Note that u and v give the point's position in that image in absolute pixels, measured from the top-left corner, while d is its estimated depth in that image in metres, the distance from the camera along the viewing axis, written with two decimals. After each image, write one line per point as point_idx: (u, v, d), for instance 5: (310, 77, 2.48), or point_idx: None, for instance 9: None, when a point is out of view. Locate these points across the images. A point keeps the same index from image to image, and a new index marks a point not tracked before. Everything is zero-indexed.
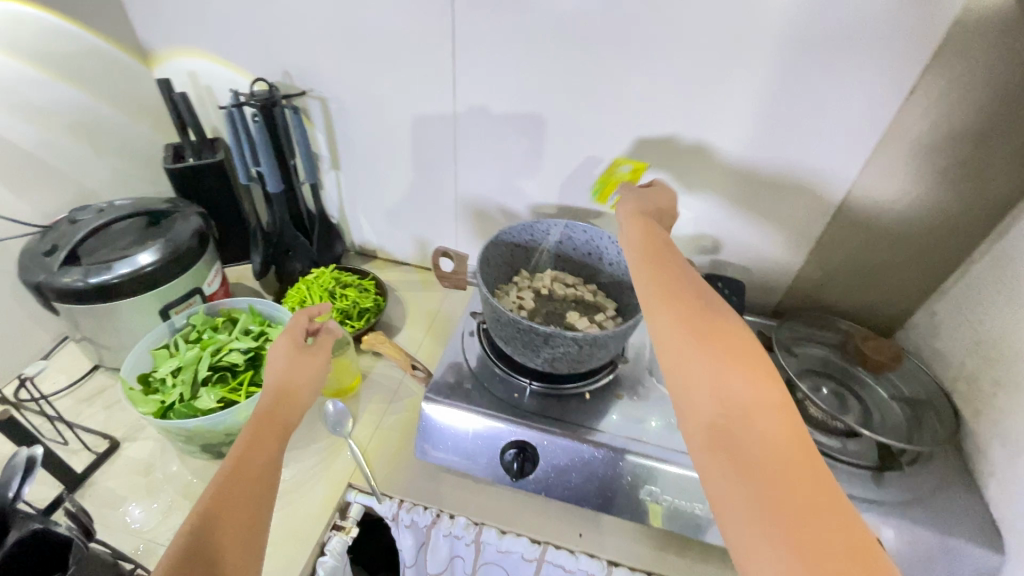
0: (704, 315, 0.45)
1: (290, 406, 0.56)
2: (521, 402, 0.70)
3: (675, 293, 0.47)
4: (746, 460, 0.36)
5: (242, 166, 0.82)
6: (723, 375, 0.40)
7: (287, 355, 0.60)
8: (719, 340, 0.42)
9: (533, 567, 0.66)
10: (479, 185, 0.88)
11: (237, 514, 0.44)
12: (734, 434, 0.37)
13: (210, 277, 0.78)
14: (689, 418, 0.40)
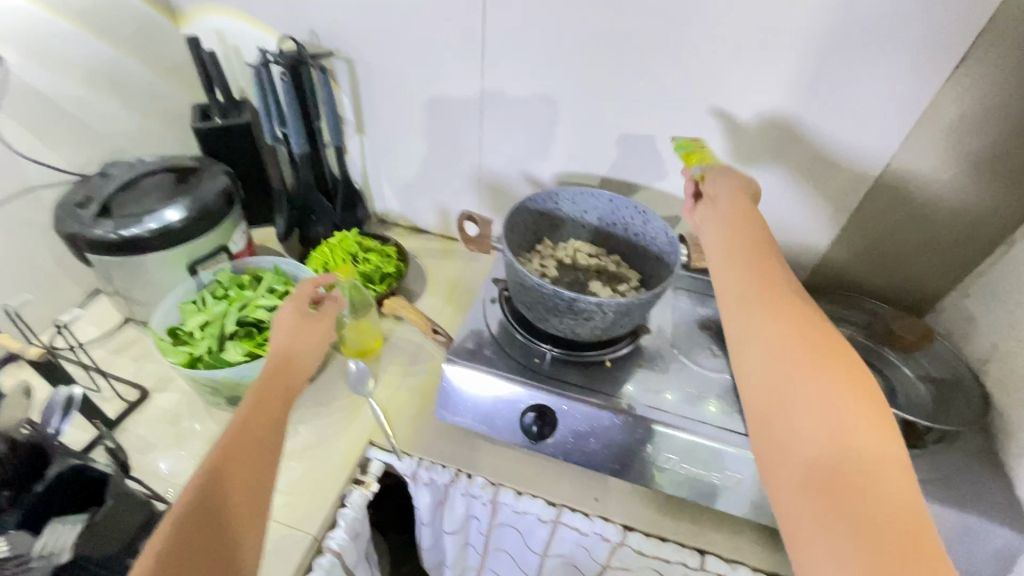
0: (817, 331, 0.45)
1: (293, 371, 0.57)
2: (541, 367, 0.69)
3: (772, 302, 0.48)
4: (838, 474, 0.38)
5: (269, 127, 0.82)
6: (821, 393, 0.41)
7: (293, 320, 0.60)
8: (822, 355, 0.43)
9: (548, 528, 0.67)
10: (504, 152, 0.86)
11: (240, 488, 0.46)
12: (831, 452, 0.38)
13: (235, 235, 0.79)
14: (783, 431, 0.42)
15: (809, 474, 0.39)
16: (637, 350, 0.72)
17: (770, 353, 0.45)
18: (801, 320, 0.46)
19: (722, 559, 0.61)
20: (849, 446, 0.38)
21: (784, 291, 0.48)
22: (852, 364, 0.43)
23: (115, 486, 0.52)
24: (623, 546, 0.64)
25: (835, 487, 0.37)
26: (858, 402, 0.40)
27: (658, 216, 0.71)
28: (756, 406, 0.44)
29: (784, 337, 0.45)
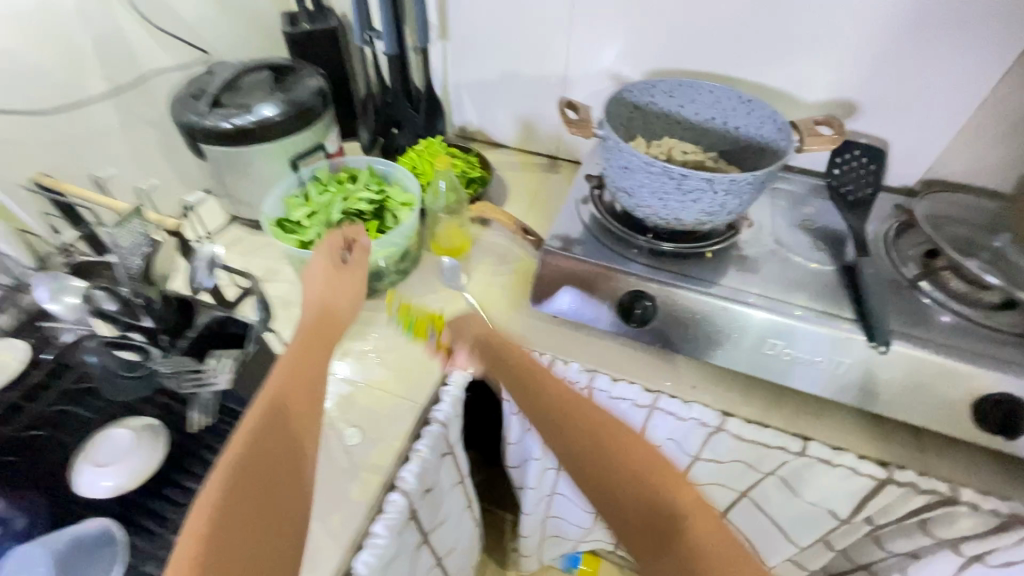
0: (593, 426, 0.53)
1: (331, 323, 0.56)
2: (639, 256, 0.68)
3: (549, 399, 0.56)
4: (631, 487, 0.49)
5: (359, 30, 0.83)
6: (601, 444, 0.51)
7: (324, 273, 0.59)
8: (591, 446, 0.52)
9: (643, 415, 0.68)
10: (593, 51, 0.84)
11: (297, 412, 0.46)
12: (651, 500, 0.48)
13: (329, 137, 0.81)
14: (608, 506, 0.51)
15: (624, 517, 0.50)
16: (735, 245, 0.71)
17: (553, 426, 0.55)
18: (578, 424, 0.53)
19: (826, 445, 0.60)
20: (630, 477, 0.49)
21: (558, 403, 0.55)
22: (648, 456, 0.50)
23: (253, 334, 0.60)
24: (721, 432, 0.64)
25: (671, 532, 0.47)
26: (645, 452, 0.50)
27: (764, 104, 0.68)
28: (575, 436, 0.53)
29: (603, 441, 0.51)
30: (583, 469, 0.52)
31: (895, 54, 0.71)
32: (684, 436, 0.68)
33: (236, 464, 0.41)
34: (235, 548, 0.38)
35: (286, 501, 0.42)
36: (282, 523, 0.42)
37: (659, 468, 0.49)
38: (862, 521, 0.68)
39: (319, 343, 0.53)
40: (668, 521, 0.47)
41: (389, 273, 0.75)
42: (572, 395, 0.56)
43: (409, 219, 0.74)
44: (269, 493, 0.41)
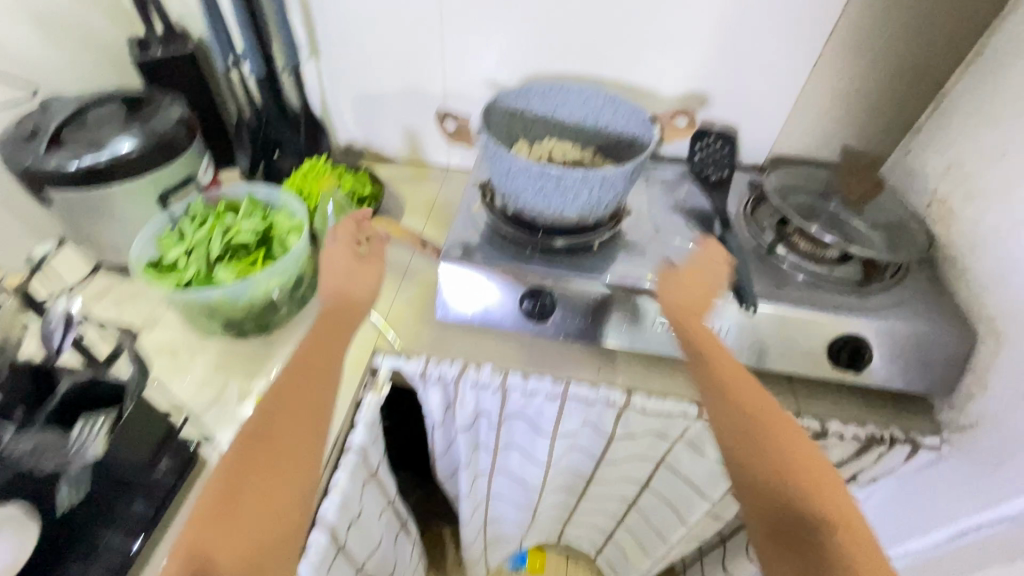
0: (756, 408, 0.51)
1: (351, 313, 0.59)
2: (533, 254, 0.71)
3: (723, 401, 0.52)
4: (780, 480, 0.47)
5: (222, 53, 0.78)
6: (768, 438, 0.49)
7: (344, 262, 0.61)
8: (768, 445, 0.48)
9: (557, 406, 0.71)
10: (467, 60, 0.86)
11: (285, 418, 0.48)
12: (809, 490, 0.46)
13: (202, 168, 0.76)
14: (770, 495, 0.47)
15: (780, 527, 0.46)
16: (620, 234, 0.76)
17: (728, 420, 0.51)
18: (750, 424, 0.50)
19: None
20: (803, 469, 0.47)
21: (730, 385, 0.53)
22: (807, 451, 0.48)
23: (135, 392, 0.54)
24: (630, 410, 0.69)
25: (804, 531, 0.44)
26: (809, 451, 0.48)
27: (627, 100, 0.74)
28: (732, 412, 0.51)
29: (759, 436, 0.49)
30: (750, 467, 0.48)
31: (729, 50, 0.80)
32: (599, 419, 0.72)
33: (244, 446, 0.46)
34: (240, 520, 0.42)
35: (288, 489, 0.45)
36: (287, 507, 0.45)
37: (813, 453, 0.49)
38: None
39: (333, 336, 0.56)
40: (825, 522, 0.44)
41: (284, 303, 0.71)
42: (755, 394, 0.52)
43: (299, 243, 0.70)
44: (271, 475, 0.45)
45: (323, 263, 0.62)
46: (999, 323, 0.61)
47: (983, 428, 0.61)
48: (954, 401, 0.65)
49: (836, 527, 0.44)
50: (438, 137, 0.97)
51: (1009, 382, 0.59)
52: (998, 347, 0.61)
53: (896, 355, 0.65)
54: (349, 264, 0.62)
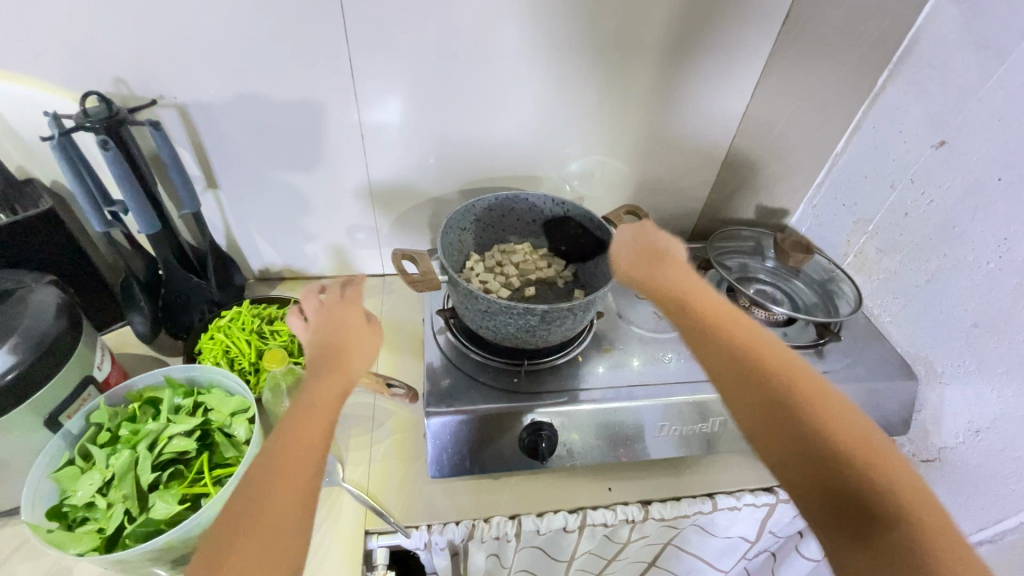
0: (752, 356, 0.50)
1: (350, 359, 0.52)
2: (523, 384, 0.68)
3: (736, 352, 0.50)
4: (794, 417, 0.45)
5: (93, 208, 0.63)
6: (801, 391, 0.46)
7: (336, 316, 0.57)
8: (776, 394, 0.47)
9: (575, 533, 0.66)
10: (395, 174, 0.82)
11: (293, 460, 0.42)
12: (813, 428, 0.44)
13: (97, 359, 0.61)
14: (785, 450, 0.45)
15: (805, 451, 0.44)
16: (592, 334, 0.76)
17: (751, 367, 0.49)
18: (753, 366, 0.49)
19: (728, 494, 0.68)
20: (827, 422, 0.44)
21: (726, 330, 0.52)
22: (839, 411, 0.45)
23: None
24: (647, 521, 0.66)
25: (824, 452, 0.43)
26: (850, 421, 0.45)
27: (576, 202, 0.73)
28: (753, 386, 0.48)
29: (771, 382, 0.47)
30: (751, 400, 0.47)
31: (645, 138, 0.85)
32: (614, 533, 0.69)
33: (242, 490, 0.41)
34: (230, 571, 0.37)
35: (280, 546, 0.39)
36: (278, 565, 0.38)
37: (856, 418, 0.45)
38: (768, 535, 0.78)
39: (343, 373, 0.51)
40: (836, 456, 0.43)
41: None
42: (787, 370, 0.48)
43: (252, 433, 0.58)
44: (267, 522, 0.39)
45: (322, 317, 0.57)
46: (936, 366, 0.71)
47: (946, 460, 0.70)
48: (912, 435, 0.75)
49: (842, 459, 0.42)
50: (370, 248, 0.91)
51: (956, 416, 0.68)
52: (941, 388, 0.70)
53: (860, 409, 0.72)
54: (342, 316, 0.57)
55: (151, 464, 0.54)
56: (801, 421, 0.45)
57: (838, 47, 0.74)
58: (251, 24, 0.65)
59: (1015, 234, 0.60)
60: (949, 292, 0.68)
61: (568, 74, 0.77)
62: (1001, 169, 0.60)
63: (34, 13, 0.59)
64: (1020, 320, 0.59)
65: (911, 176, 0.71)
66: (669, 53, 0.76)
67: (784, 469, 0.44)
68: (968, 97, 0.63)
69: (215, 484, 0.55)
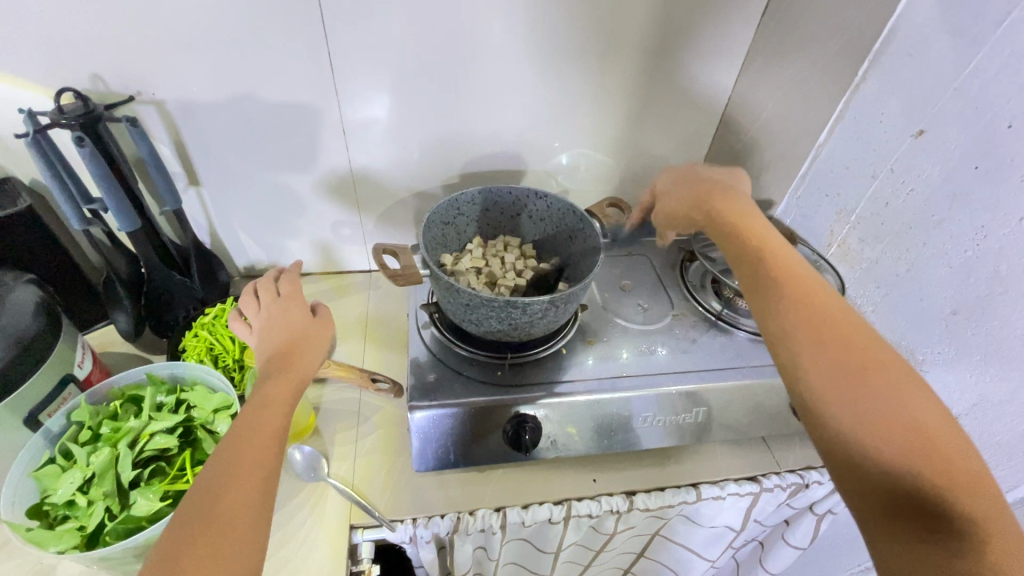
0: (843, 336, 0.47)
1: (299, 346, 0.55)
2: (506, 377, 0.69)
3: (823, 351, 0.47)
4: (880, 410, 0.43)
5: (71, 206, 0.63)
6: (875, 372, 0.45)
7: (277, 310, 0.59)
8: (871, 376, 0.45)
9: (560, 525, 0.66)
10: (379, 169, 0.82)
11: (255, 436, 0.45)
12: (905, 413, 0.43)
13: (78, 357, 0.61)
14: (884, 423, 0.43)
15: (886, 437, 0.42)
16: (576, 327, 0.76)
17: (830, 357, 0.46)
18: (831, 357, 0.46)
19: (712, 483, 0.69)
20: (903, 396, 0.44)
21: (817, 311, 0.49)
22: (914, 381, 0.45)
23: None
24: (632, 512, 0.67)
25: (905, 429, 0.42)
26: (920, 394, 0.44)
27: (557, 195, 0.73)
28: (829, 363, 0.46)
29: (845, 362, 0.46)
30: (826, 384, 0.45)
31: (628, 131, 0.85)
32: (600, 525, 0.70)
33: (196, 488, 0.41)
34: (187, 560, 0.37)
35: (237, 535, 0.39)
36: (245, 533, 0.40)
37: (923, 390, 0.45)
38: (754, 524, 0.79)
39: (295, 359, 0.53)
40: (919, 443, 0.42)
41: None
42: (869, 354, 0.47)
43: None
44: (236, 487, 0.41)
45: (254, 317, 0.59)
46: (917, 354, 0.71)
47: None
48: None
49: (918, 448, 0.42)
50: (356, 244, 0.91)
51: None
52: (922, 375, 0.71)
53: None
54: (281, 310, 0.59)
55: (133, 462, 0.54)
56: (865, 399, 0.44)
57: (817, 39, 0.74)
58: (230, 20, 0.64)
59: (991, 221, 0.60)
60: (929, 281, 0.68)
61: (551, 67, 0.77)
62: (977, 157, 0.61)
63: (8, 10, 0.59)
64: (997, 307, 0.60)
65: (891, 166, 0.72)
66: (651, 47, 0.76)
67: (846, 463, 0.43)
68: (945, 86, 0.63)
69: (197, 480, 0.55)
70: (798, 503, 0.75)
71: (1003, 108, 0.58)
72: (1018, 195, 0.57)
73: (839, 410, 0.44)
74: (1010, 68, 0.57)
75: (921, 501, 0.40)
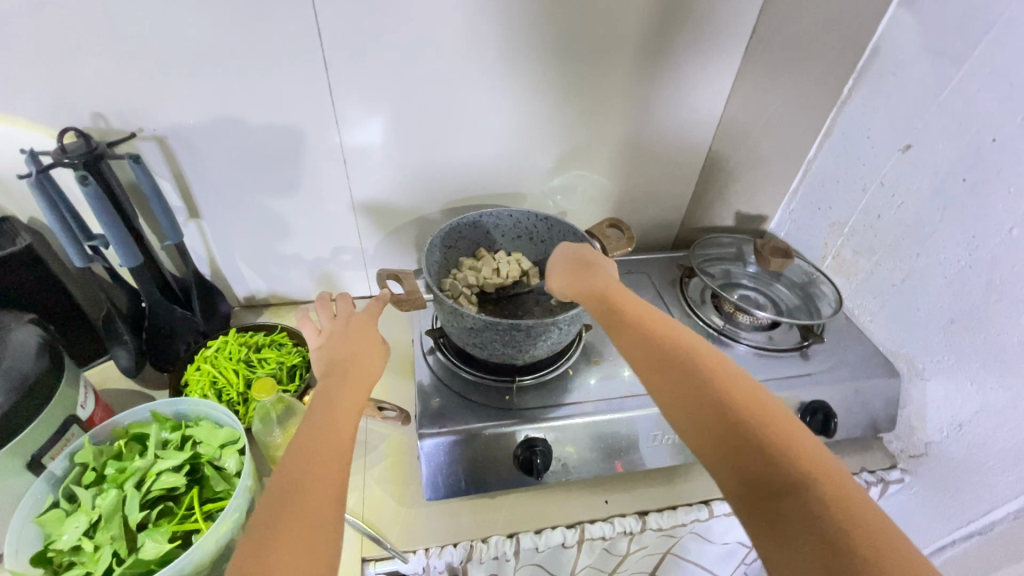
0: (681, 349, 0.51)
1: (359, 362, 0.54)
2: (514, 401, 0.69)
3: (683, 378, 0.48)
4: (718, 435, 0.44)
5: (73, 243, 0.63)
6: (739, 409, 0.45)
7: (336, 330, 0.59)
8: (702, 403, 0.46)
9: (573, 549, 0.66)
10: (379, 196, 0.83)
11: (327, 451, 0.44)
12: (770, 453, 0.42)
13: (80, 397, 0.60)
14: (724, 454, 0.43)
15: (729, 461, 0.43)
16: (581, 348, 0.77)
17: (695, 407, 0.46)
18: (692, 390, 0.47)
19: (724, 500, 0.69)
20: (776, 432, 0.43)
21: (659, 340, 0.52)
22: (762, 404, 0.45)
23: None
24: (645, 532, 0.66)
25: (779, 471, 0.41)
26: (792, 426, 0.44)
27: (559, 218, 0.75)
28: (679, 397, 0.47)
29: (717, 407, 0.45)
30: (698, 436, 0.45)
31: (623, 152, 0.87)
32: (612, 547, 0.69)
33: (277, 482, 0.42)
34: (277, 560, 0.37)
35: (320, 539, 0.39)
36: (320, 551, 0.39)
37: (775, 412, 0.45)
38: None
39: (359, 375, 0.53)
40: (771, 448, 0.42)
41: None
42: (709, 366, 0.48)
43: (242, 465, 0.57)
44: (308, 502, 0.40)
45: (309, 338, 0.60)
46: (917, 362, 0.72)
47: (933, 455, 0.72)
48: (899, 432, 0.76)
49: (768, 455, 0.42)
50: (356, 269, 0.91)
51: (940, 410, 0.70)
52: (923, 383, 0.72)
53: (846, 409, 0.73)
54: (339, 330, 0.59)
55: (140, 503, 0.53)
56: (745, 451, 0.43)
57: (803, 58, 0.76)
58: (231, 55, 0.65)
59: (982, 231, 0.62)
60: (924, 290, 0.70)
61: (546, 93, 0.78)
62: (964, 170, 0.63)
63: (13, 52, 0.60)
64: (993, 314, 0.61)
65: (881, 179, 0.74)
66: (642, 70, 0.78)
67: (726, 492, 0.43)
68: (929, 102, 0.66)
69: (206, 519, 0.54)
70: None
71: (987, 123, 0.60)
72: (1007, 205, 0.59)
73: (715, 469, 0.44)
74: (991, 83, 0.59)
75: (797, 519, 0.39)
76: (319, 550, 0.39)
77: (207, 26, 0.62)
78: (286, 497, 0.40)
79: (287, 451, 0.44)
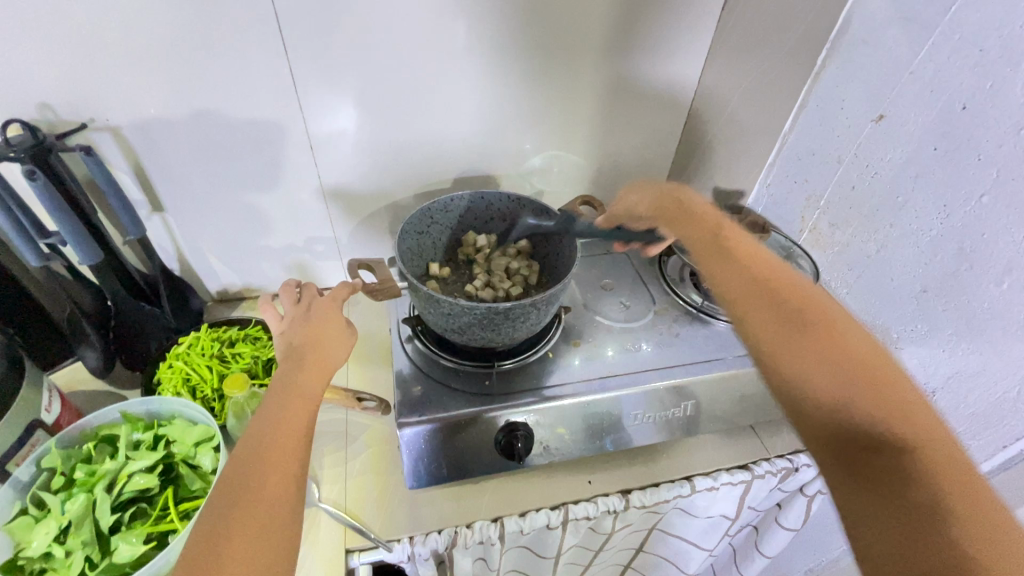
0: (796, 298, 0.51)
1: (320, 347, 0.53)
2: (494, 385, 0.68)
3: (792, 326, 0.49)
4: (822, 377, 0.45)
5: (26, 242, 0.60)
6: (843, 354, 0.46)
7: (297, 315, 0.57)
8: (814, 345, 0.47)
9: (558, 530, 0.66)
10: (350, 183, 0.81)
11: (284, 435, 0.43)
12: (876, 405, 0.42)
13: (45, 400, 0.58)
14: (822, 393, 0.45)
15: (833, 404, 0.44)
16: (561, 331, 0.76)
17: (800, 354, 0.47)
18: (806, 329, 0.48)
19: (705, 475, 0.69)
20: (889, 387, 0.43)
21: (783, 296, 0.51)
22: (881, 359, 0.45)
23: None
24: (629, 510, 0.67)
25: (883, 428, 0.41)
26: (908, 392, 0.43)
27: (532, 198, 0.73)
28: (784, 337, 0.48)
29: (834, 366, 0.45)
30: (806, 400, 0.46)
31: (597, 131, 0.86)
32: (597, 525, 0.69)
33: (234, 466, 0.41)
34: (226, 560, 0.36)
35: (276, 525, 0.39)
36: (276, 537, 0.38)
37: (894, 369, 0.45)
38: (749, 510, 0.80)
39: (319, 359, 0.52)
40: (880, 402, 0.42)
41: None
42: (830, 316, 0.49)
43: (217, 462, 0.56)
44: (264, 487, 0.40)
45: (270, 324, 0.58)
46: (892, 331, 0.73)
47: None
48: None
49: (882, 405, 0.42)
50: (330, 259, 0.89)
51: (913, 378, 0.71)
52: (897, 352, 0.73)
53: None
54: (300, 315, 0.57)
55: (112, 505, 0.52)
56: (855, 413, 0.43)
57: None
58: (183, 39, 0.62)
59: (953, 200, 0.62)
60: (897, 260, 0.70)
61: (517, 72, 0.76)
62: (936, 138, 0.63)
63: None
64: (965, 283, 0.62)
65: (855, 151, 0.74)
66: (614, 44, 0.76)
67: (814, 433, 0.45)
68: (902, 71, 0.65)
69: (182, 519, 0.53)
70: (787, 486, 0.76)
71: (957, 91, 0.60)
72: (977, 172, 0.59)
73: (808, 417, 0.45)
74: (962, 50, 0.58)
75: (891, 469, 0.40)
76: (273, 537, 0.38)
77: (155, 10, 0.59)
78: (241, 481, 0.40)
79: (244, 434, 0.43)
